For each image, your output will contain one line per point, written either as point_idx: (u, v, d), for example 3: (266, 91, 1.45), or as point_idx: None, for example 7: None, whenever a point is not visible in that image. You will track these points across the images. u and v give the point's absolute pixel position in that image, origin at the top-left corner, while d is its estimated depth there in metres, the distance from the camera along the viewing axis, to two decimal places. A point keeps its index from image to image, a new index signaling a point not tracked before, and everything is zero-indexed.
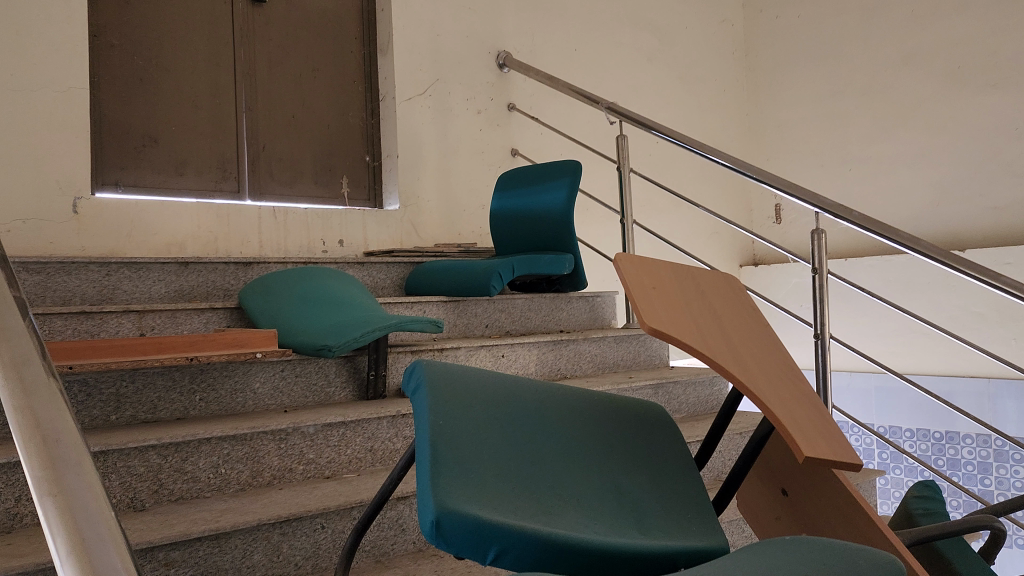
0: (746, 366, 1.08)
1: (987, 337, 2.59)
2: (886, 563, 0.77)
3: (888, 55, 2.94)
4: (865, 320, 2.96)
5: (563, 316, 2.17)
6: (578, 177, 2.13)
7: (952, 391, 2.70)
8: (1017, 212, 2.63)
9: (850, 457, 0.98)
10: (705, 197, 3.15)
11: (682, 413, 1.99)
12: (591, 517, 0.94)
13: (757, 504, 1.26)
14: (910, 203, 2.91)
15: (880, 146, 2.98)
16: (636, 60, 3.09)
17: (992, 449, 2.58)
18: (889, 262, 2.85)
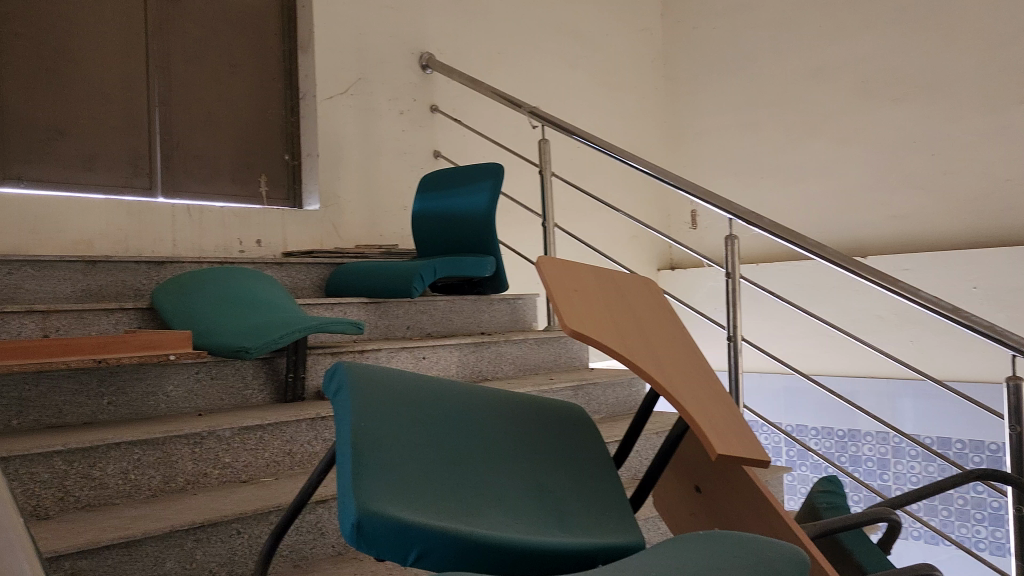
0: (662, 366, 1.11)
1: (887, 338, 2.72)
2: (796, 559, 0.81)
3: (799, 69, 3.07)
4: (775, 324, 3.07)
5: (484, 318, 2.18)
6: (500, 180, 2.14)
7: (855, 391, 2.83)
8: (915, 220, 2.78)
9: (758, 453, 1.03)
10: (624, 201, 3.22)
11: (600, 414, 2.03)
12: (512, 517, 0.96)
13: (672, 502, 1.30)
14: (817, 211, 3.04)
15: (791, 156, 3.10)
16: (558, 65, 3.13)
17: (890, 446, 2.72)
18: (798, 268, 2.96)
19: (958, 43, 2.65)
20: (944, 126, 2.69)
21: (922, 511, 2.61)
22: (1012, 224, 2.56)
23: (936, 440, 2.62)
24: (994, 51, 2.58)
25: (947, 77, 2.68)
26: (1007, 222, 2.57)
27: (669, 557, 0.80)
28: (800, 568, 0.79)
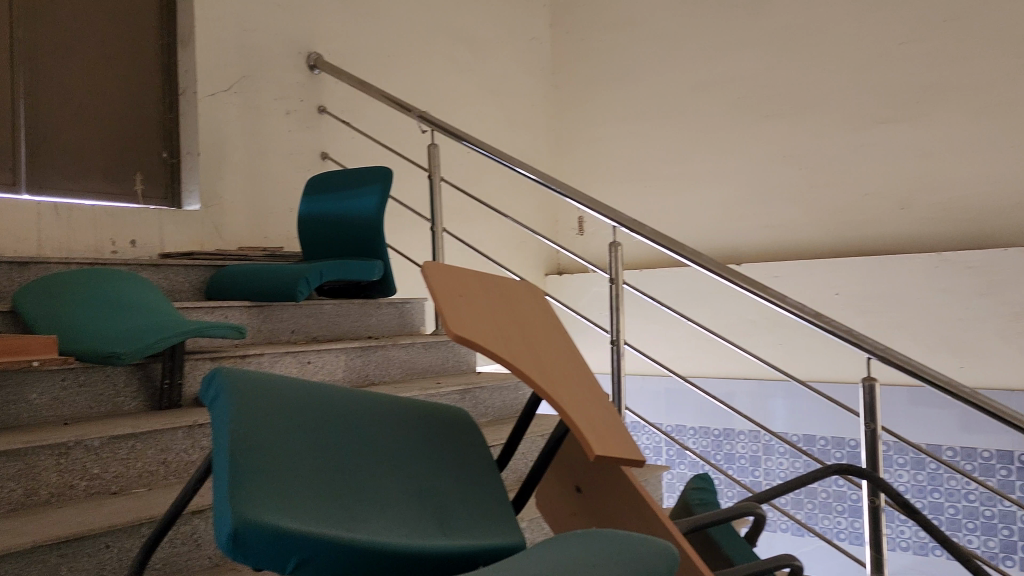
0: (544, 370, 1.14)
1: (759, 341, 2.87)
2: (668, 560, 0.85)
3: (680, 83, 3.19)
4: (657, 328, 3.18)
5: (371, 322, 2.17)
6: (389, 185, 2.13)
7: (729, 393, 2.96)
8: (785, 230, 2.94)
9: (634, 454, 1.07)
10: (512, 207, 3.26)
11: (487, 417, 2.05)
12: (392, 524, 0.96)
13: (553, 502, 1.33)
14: (696, 220, 3.16)
15: (672, 167, 3.22)
16: (448, 71, 3.15)
17: (762, 444, 2.85)
18: (677, 274, 3.07)
19: (825, 65, 2.83)
20: (812, 143, 2.86)
21: (789, 504, 2.76)
22: (871, 235, 2.76)
23: (801, 438, 2.78)
24: (856, 74, 2.76)
25: (816, 96, 2.85)
26: (866, 233, 2.76)
27: (558, 556, 0.82)
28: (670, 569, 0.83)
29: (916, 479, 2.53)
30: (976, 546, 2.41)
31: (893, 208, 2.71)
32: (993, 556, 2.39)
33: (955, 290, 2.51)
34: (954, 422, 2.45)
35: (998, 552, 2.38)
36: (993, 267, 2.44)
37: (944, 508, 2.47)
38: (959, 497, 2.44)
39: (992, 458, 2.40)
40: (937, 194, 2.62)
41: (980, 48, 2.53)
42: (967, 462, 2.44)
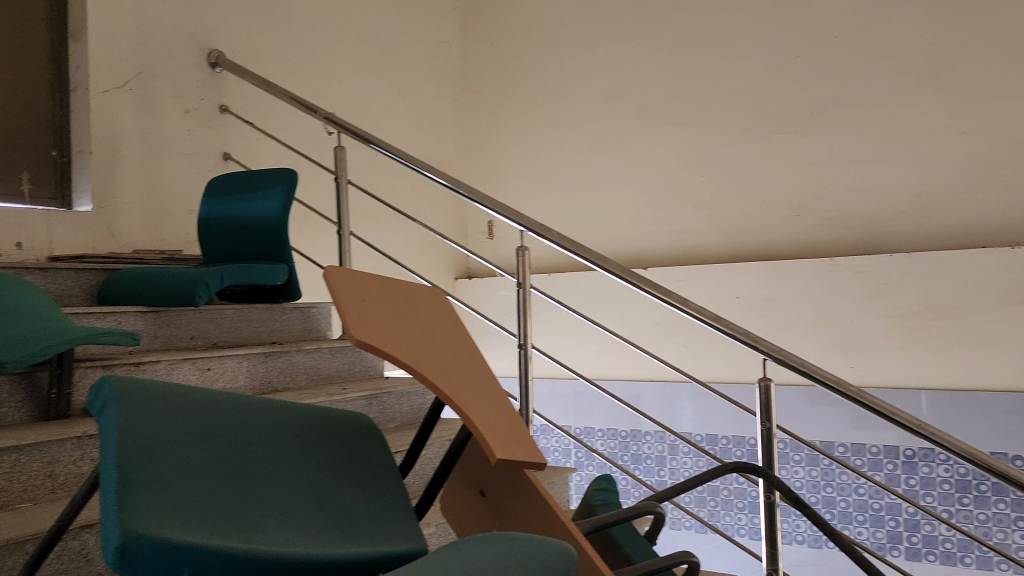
0: (447, 374, 1.14)
1: (664, 344, 2.94)
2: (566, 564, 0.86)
3: (588, 90, 3.23)
4: (565, 331, 3.21)
5: (276, 327, 2.12)
6: (294, 187, 2.09)
7: (634, 395, 3.02)
8: (688, 236, 3.02)
9: (535, 457, 1.08)
10: (421, 211, 3.24)
11: (395, 422, 2.03)
12: (291, 532, 0.95)
13: (457, 506, 1.33)
14: (604, 226, 3.22)
15: (580, 172, 3.26)
16: (356, 73, 3.11)
17: (667, 444, 2.92)
18: (584, 279, 3.10)
19: (726, 76, 2.92)
20: (712, 151, 2.95)
21: (692, 503, 2.83)
22: (769, 241, 2.86)
23: (704, 437, 2.86)
24: (754, 86, 2.87)
25: (717, 106, 2.94)
26: (764, 239, 2.87)
27: (463, 560, 0.82)
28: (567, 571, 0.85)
29: (811, 475, 2.64)
30: (865, 538, 2.53)
31: (788, 215, 2.82)
32: (880, 547, 2.51)
33: (846, 295, 2.64)
34: (846, 418, 2.57)
35: (885, 542, 2.50)
36: (880, 272, 2.58)
37: (836, 502, 2.58)
38: (850, 491, 2.55)
39: (880, 453, 2.52)
40: (829, 202, 2.75)
41: (869, 63, 2.66)
42: (857, 458, 2.55)
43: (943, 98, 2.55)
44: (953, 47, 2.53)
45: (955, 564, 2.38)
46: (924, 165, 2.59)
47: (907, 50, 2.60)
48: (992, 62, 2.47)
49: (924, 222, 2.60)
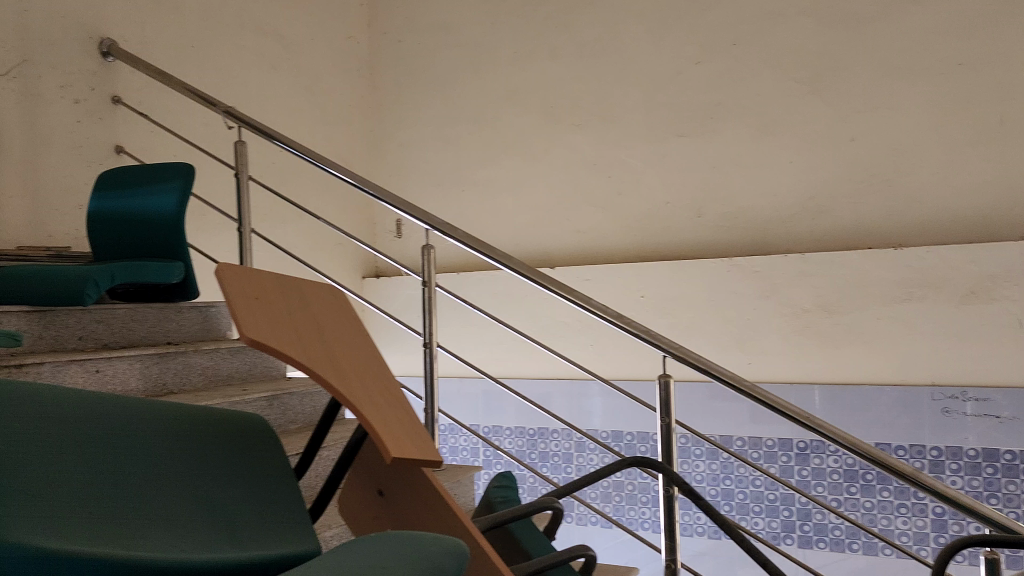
0: (343, 373, 1.13)
1: (570, 344, 2.97)
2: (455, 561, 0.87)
3: (495, 90, 3.23)
4: (471, 330, 3.21)
5: (171, 327, 2.05)
6: (191, 182, 2.02)
7: (541, 394, 3.05)
8: (594, 236, 3.07)
9: (432, 454, 1.08)
10: (326, 209, 3.19)
11: (297, 423, 1.98)
12: (177, 538, 0.92)
13: (354, 507, 1.32)
14: (511, 226, 3.23)
15: (487, 172, 3.26)
16: (258, 67, 3.03)
17: (573, 441, 2.96)
18: (492, 278, 3.10)
19: (629, 79, 2.97)
20: (617, 153, 3.01)
21: (597, 498, 2.87)
22: (671, 242, 2.94)
23: (609, 434, 2.92)
24: (656, 90, 2.93)
25: (621, 108, 2.99)
26: (666, 240, 2.94)
27: (353, 559, 0.82)
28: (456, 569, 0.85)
29: (710, 468, 2.71)
30: (761, 527, 2.62)
31: (689, 216, 2.90)
32: (774, 536, 2.61)
33: (743, 294, 2.74)
34: (744, 413, 2.65)
35: (780, 531, 2.60)
36: (775, 272, 2.69)
37: (735, 494, 2.67)
38: (747, 483, 2.64)
39: (774, 446, 2.62)
40: (727, 204, 2.84)
41: (764, 71, 2.76)
42: (753, 451, 2.64)
43: (832, 106, 2.67)
44: (841, 58, 2.65)
45: (843, 550, 2.50)
46: (815, 169, 2.71)
47: (799, 59, 2.71)
48: (877, 72, 2.60)
49: (814, 223, 2.72)
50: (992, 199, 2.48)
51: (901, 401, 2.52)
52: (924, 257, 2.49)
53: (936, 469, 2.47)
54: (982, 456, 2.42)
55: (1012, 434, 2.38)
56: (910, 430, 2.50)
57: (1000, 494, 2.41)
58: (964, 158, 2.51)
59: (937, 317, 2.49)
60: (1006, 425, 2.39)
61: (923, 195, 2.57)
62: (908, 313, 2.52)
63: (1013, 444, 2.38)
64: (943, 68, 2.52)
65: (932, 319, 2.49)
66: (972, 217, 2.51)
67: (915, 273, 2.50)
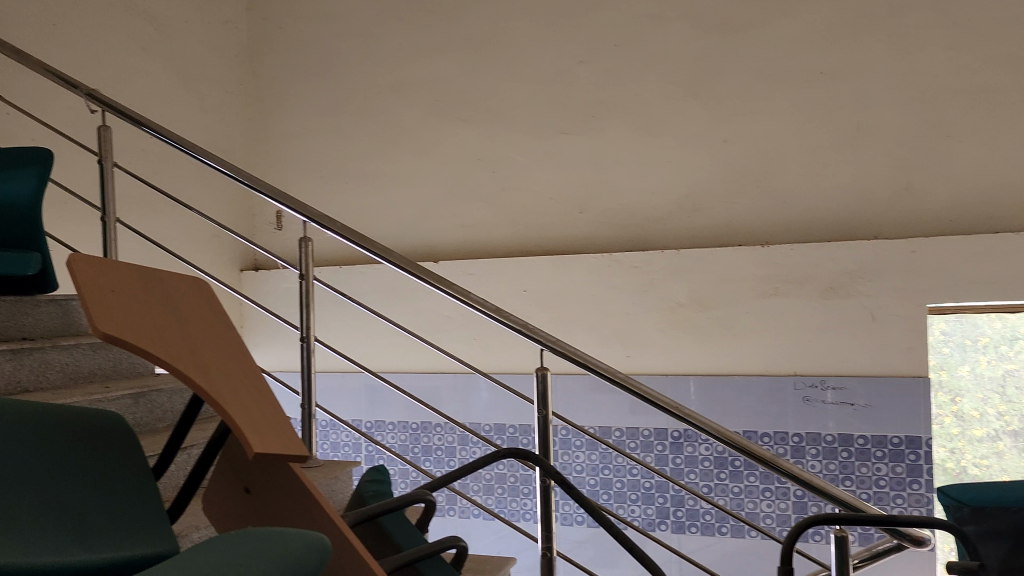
0: (207, 368, 1.10)
1: (453, 338, 2.97)
2: (318, 552, 0.86)
3: (380, 82, 3.18)
4: (353, 325, 3.16)
5: (27, 322, 1.93)
6: (48, 169, 1.89)
7: (425, 388, 3.04)
8: (478, 230, 3.08)
9: (297, 449, 1.06)
10: (201, 200, 3.08)
11: (165, 421, 1.91)
12: (20, 542, 0.87)
13: (219, 506, 1.28)
14: (395, 219, 3.20)
15: (372, 164, 3.22)
16: (129, 49, 2.88)
17: (456, 435, 2.96)
18: (375, 272, 3.06)
19: (514, 75, 2.99)
20: (501, 149, 3.03)
21: (479, 490, 2.89)
22: (554, 237, 2.98)
23: (492, 427, 2.95)
24: (541, 87, 2.96)
25: (506, 104, 3.01)
26: (549, 235, 2.99)
27: (213, 554, 0.80)
28: (319, 561, 0.85)
29: (590, 459, 2.77)
30: (637, 515, 2.71)
31: (570, 212, 2.96)
32: (649, 523, 2.70)
33: (622, 289, 2.81)
34: (622, 405, 2.73)
35: (654, 517, 2.69)
36: (653, 268, 2.78)
37: (613, 483, 2.74)
38: (625, 472, 2.72)
39: (650, 436, 2.70)
40: (607, 201, 2.91)
41: (644, 72, 2.84)
42: (631, 441, 2.72)
43: (706, 108, 2.77)
44: (716, 62, 2.76)
45: (713, 533, 2.62)
46: (690, 169, 2.81)
47: (677, 62, 2.80)
48: (749, 77, 2.72)
49: (688, 222, 2.82)
50: (850, 200, 2.65)
51: (767, 391, 2.65)
52: (789, 254, 2.64)
53: (798, 454, 2.62)
54: (838, 441, 2.58)
55: (866, 420, 2.56)
56: (775, 418, 2.64)
57: (854, 476, 2.58)
58: (826, 161, 2.66)
59: (800, 311, 2.64)
60: (861, 412, 2.56)
61: (789, 195, 2.71)
62: (774, 307, 2.66)
63: (865, 429, 2.55)
64: (807, 76, 2.66)
65: (796, 312, 2.64)
66: (832, 217, 2.67)
67: (780, 270, 2.65)
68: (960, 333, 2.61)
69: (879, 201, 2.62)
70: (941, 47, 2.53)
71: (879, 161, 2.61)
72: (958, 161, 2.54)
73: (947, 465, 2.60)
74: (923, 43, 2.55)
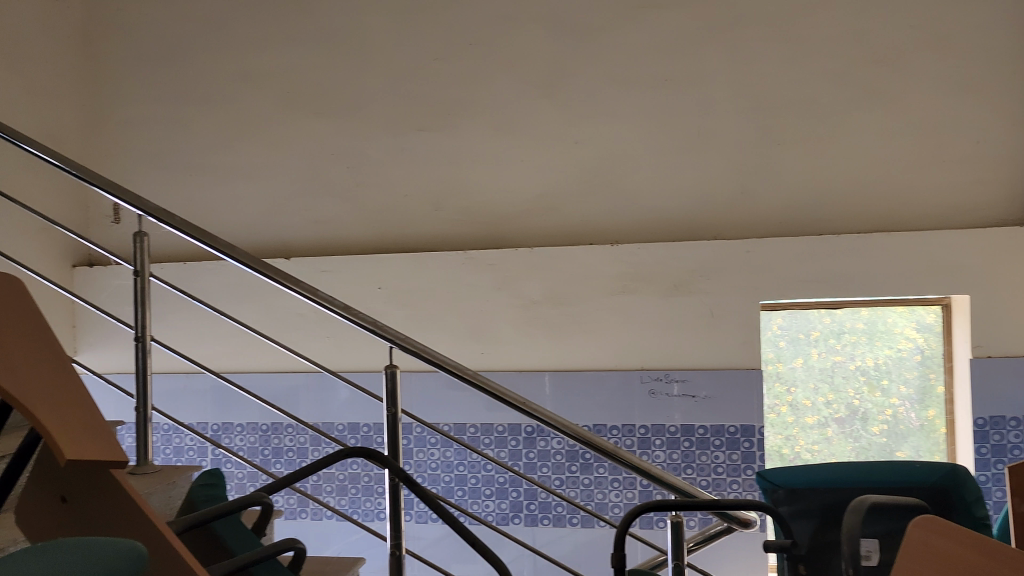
0: (16, 371, 1.03)
1: (305, 337, 2.91)
2: (134, 557, 0.82)
3: (230, 72, 3.06)
4: (200, 324, 3.02)
5: None
6: None
7: (276, 388, 2.96)
8: (331, 226, 3.03)
9: (118, 456, 1.01)
10: (29, 190, 2.86)
11: None
12: None
13: (34, 519, 1.19)
14: (245, 214, 3.09)
15: (220, 157, 3.09)
16: None
17: (308, 436, 2.90)
18: (223, 268, 2.95)
19: (371, 71, 2.96)
20: (357, 144, 2.99)
21: (332, 491, 2.84)
22: (410, 234, 2.97)
23: (345, 427, 2.91)
24: (397, 84, 2.94)
25: (363, 99, 2.97)
26: (406, 232, 2.97)
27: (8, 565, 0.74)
28: (135, 566, 0.80)
29: (445, 456, 2.78)
30: (491, 510, 2.74)
31: (426, 210, 2.96)
32: (503, 518, 2.74)
33: (478, 286, 2.84)
34: (477, 402, 2.76)
35: (508, 512, 2.73)
36: (507, 266, 2.82)
37: (467, 479, 2.76)
38: (479, 468, 2.74)
39: (504, 432, 2.75)
40: (463, 199, 2.93)
41: (500, 72, 2.87)
42: (485, 437, 2.75)
43: (559, 111, 2.84)
44: (569, 66, 2.83)
45: (564, 525, 2.69)
46: (545, 169, 2.87)
47: (532, 64, 2.85)
48: (599, 82, 2.81)
49: (542, 221, 2.88)
50: (693, 202, 2.79)
51: (615, 385, 2.75)
52: (636, 253, 2.74)
53: (644, 445, 2.73)
54: (681, 432, 2.71)
55: (706, 411, 2.70)
56: (622, 412, 2.74)
57: (694, 464, 2.71)
58: (671, 164, 2.79)
59: (647, 308, 2.75)
60: (702, 404, 2.70)
61: (637, 196, 2.82)
62: (622, 304, 2.76)
63: (705, 419, 2.70)
64: (654, 82, 2.78)
65: (642, 309, 2.75)
66: (677, 217, 2.80)
67: (628, 268, 2.75)
68: (793, 327, 2.79)
69: (719, 203, 2.77)
70: (775, 60, 2.70)
71: (718, 166, 2.76)
72: (789, 167, 2.72)
73: (782, 450, 2.78)
74: (759, 56, 2.71)
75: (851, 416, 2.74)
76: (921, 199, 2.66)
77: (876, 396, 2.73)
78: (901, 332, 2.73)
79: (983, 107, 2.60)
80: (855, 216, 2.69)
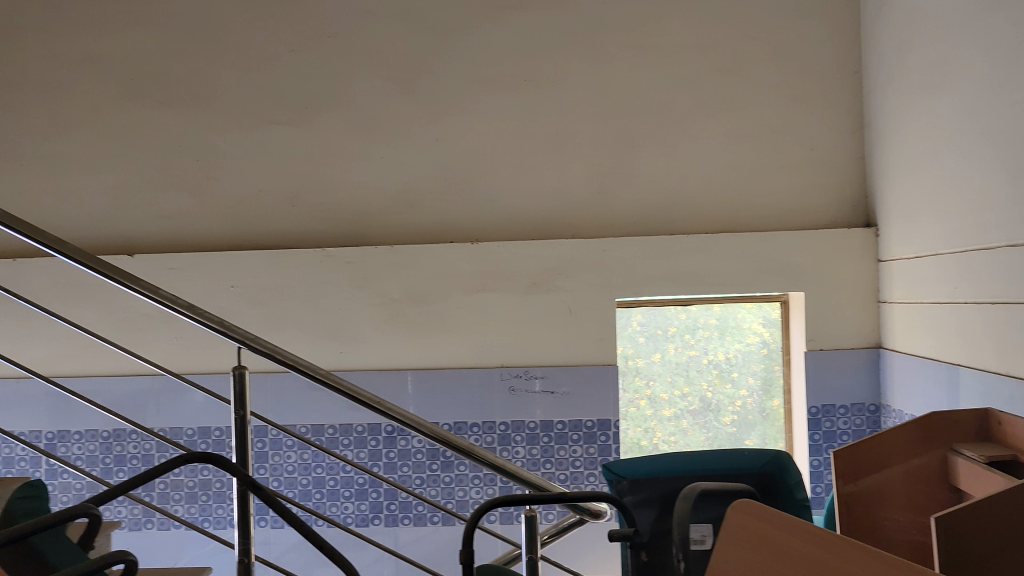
0: None
1: (151, 338, 2.77)
2: None
3: (65, 56, 2.86)
4: (32, 325, 2.81)
5: None
6: None
7: (118, 393, 2.80)
8: (181, 222, 2.89)
9: None
10: None
11: None
12: None
13: None
14: (84, 209, 2.90)
15: (55, 147, 2.89)
16: None
17: (153, 442, 2.76)
18: (58, 266, 2.76)
19: (223, 60, 2.84)
20: (208, 136, 2.86)
21: (180, 498, 2.72)
22: (265, 230, 2.88)
23: (195, 432, 2.79)
24: (251, 75, 2.84)
25: (213, 90, 2.85)
26: (260, 229, 2.88)
27: None
28: None
29: (302, 458, 2.71)
30: (350, 512, 2.70)
31: (282, 206, 2.87)
32: (363, 519, 2.70)
33: (337, 284, 2.79)
34: (336, 402, 2.71)
35: (368, 513, 2.70)
36: (367, 264, 2.78)
37: (325, 482, 2.70)
38: (338, 470, 2.69)
39: (364, 432, 2.71)
40: (320, 196, 2.87)
41: (359, 67, 2.83)
42: (344, 437, 2.71)
43: (419, 108, 2.83)
44: (429, 63, 2.82)
45: (425, 524, 2.69)
46: (405, 166, 2.85)
47: (392, 60, 2.82)
48: (459, 80, 2.82)
49: (402, 218, 2.86)
50: (551, 201, 2.84)
51: (476, 383, 2.78)
52: (496, 252, 2.77)
53: (504, 442, 2.77)
54: (540, 428, 2.76)
55: (564, 406, 2.76)
56: (483, 409, 2.77)
57: (553, 459, 2.77)
58: (531, 164, 2.83)
59: (507, 305, 2.78)
60: (561, 399, 2.77)
61: (497, 195, 2.85)
62: (482, 301, 2.78)
63: (563, 414, 2.76)
64: (513, 83, 2.81)
65: (502, 306, 2.78)
66: (536, 216, 2.84)
67: (488, 266, 2.78)
68: (650, 324, 2.89)
69: (576, 203, 2.84)
70: (629, 65, 2.79)
71: (575, 167, 2.83)
72: (642, 169, 2.82)
73: (640, 442, 2.88)
74: (613, 60, 2.79)
75: (703, 408, 2.87)
76: (762, 202, 2.82)
77: (725, 388, 2.87)
78: (748, 327, 2.88)
79: (817, 117, 2.79)
80: (703, 217, 2.82)
